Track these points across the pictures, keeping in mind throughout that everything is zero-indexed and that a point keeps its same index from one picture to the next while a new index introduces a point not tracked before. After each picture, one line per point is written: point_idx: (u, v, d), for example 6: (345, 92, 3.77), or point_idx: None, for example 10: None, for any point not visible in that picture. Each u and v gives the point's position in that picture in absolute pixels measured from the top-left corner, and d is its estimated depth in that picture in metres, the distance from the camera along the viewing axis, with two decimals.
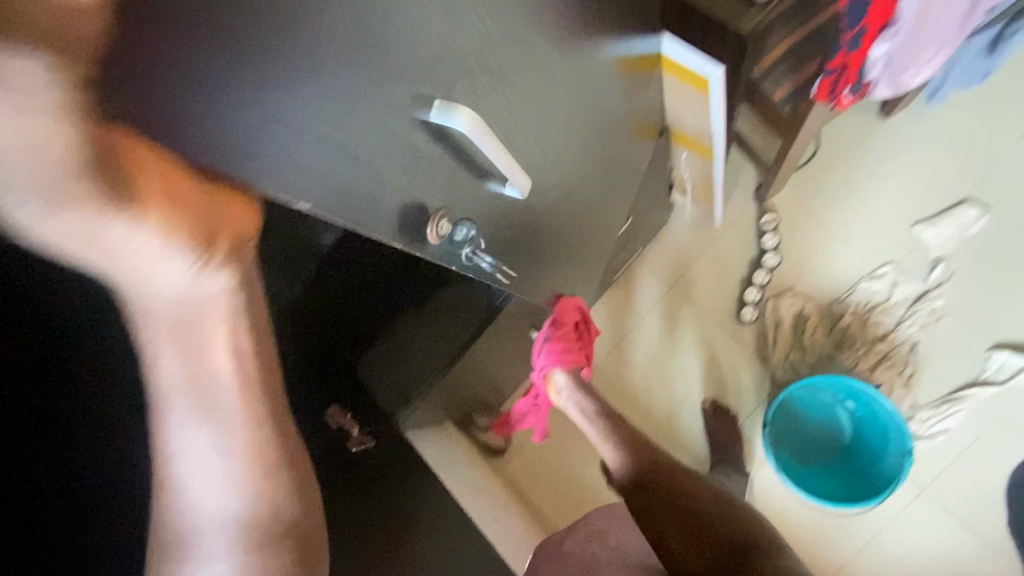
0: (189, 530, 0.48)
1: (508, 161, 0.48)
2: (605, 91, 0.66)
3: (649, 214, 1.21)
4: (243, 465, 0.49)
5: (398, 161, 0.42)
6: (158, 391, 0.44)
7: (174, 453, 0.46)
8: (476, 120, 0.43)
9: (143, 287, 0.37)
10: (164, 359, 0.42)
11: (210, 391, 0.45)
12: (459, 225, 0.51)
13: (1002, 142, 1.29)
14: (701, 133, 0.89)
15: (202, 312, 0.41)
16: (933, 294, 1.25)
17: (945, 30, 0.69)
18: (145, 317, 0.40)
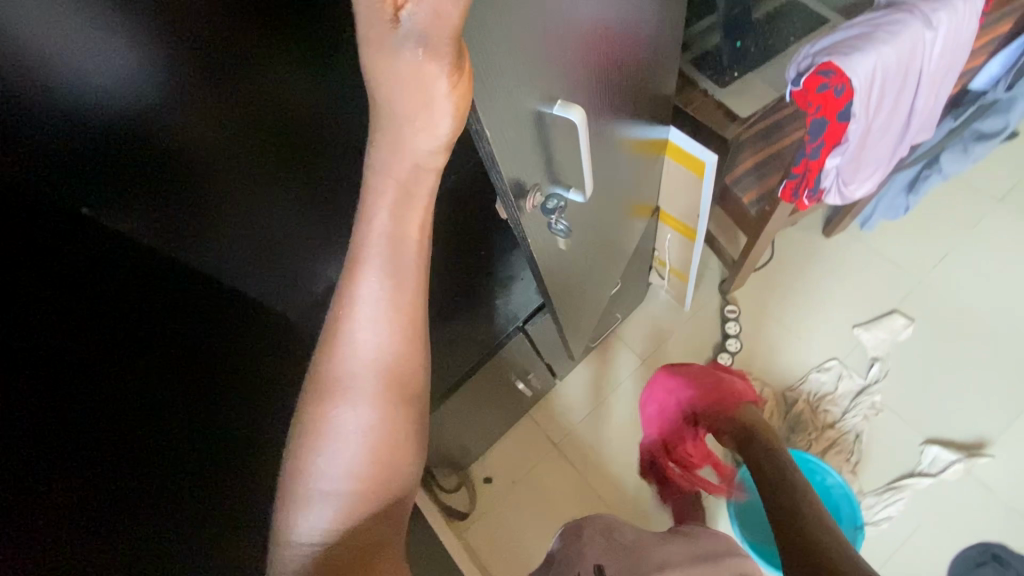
0: (342, 397, 0.43)
1: (590, 167, 0.57)
2: (622, 160, 0.80)
3: (632, 288, 1.33)
4: (408, 352, 0.44)
5: (519, 152, 0.52)
6: (370, 246, 0.41)
7: (355, 303, 0.42)
8: (582, 117, 0.54)
9: (399, 140, 0.37)
10: (380, 208, 0.40)
11: (410, 247, 0.41)
12: (550, 195, 0.59)
13: (922, 266, 1.53)
14: (688, 216, 1.04)
15: (427, 178, 0.39)
16: (872, 389, 1.40)
17: (878, 154, 0.88)
18: (379, 172, 0.39)
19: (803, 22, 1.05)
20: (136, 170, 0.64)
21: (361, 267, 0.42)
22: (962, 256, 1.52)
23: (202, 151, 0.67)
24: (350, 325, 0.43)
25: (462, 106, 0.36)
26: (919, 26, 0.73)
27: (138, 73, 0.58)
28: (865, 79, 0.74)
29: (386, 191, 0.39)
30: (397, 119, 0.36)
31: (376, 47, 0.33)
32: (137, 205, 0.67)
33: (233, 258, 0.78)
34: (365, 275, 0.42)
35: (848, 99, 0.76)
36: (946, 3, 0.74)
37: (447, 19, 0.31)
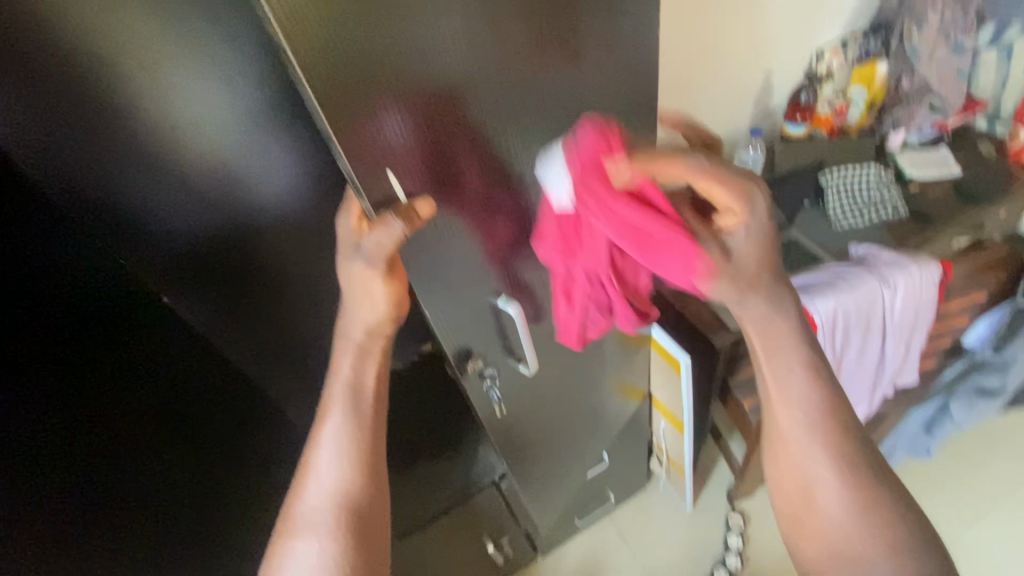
0: (302, 533, 0.50)
1: (531, 350, 0.70)
2: (603, 347, 0.91)
3: (624, 468, 1.33)
4: (363, 481, 0.53)
5: (470, 327, 0.67)
6: (336, 393, 0.54)
7: (319, 443, 0.53)
8: (518, 313, 0.67)
9: (356, 315, 0.55)
10: (344, 364, 0.55)
11: (365, 393, 0.55)
12: (487, 364, 0.73)
13: (952, 521, 1.40)
14: (675, 407, 1.10)
15: (374, 338, 0.56)
16: None
17: (859, 387, 0.93)
18: (345, 337, 0.56)
19: (800, 257, 1.19)
20: (219, 269, 0.71)
21: (328, 414, 0.54)
22: (1004, 522, 1.38)
23: (286, 263, 0.75)
24: (316, 461, 0.53)
25: (398, 296, 0.54)
26: (876, 284, 0.84)
27: (279, 192, 0.68)
28: (827, 318, 0.83)
29: (348, 349, 0.56)
30: (356, 303, 0.54)
31: (343, 259, 0.54)
32: (206, 298, 0.74)
33: (256, 346, 0.82)
34: (329, 418, 0.54)
35: (813, 333, 0.84)
36: (903, 269, 0.85)
37: (387, 245, 0.50)
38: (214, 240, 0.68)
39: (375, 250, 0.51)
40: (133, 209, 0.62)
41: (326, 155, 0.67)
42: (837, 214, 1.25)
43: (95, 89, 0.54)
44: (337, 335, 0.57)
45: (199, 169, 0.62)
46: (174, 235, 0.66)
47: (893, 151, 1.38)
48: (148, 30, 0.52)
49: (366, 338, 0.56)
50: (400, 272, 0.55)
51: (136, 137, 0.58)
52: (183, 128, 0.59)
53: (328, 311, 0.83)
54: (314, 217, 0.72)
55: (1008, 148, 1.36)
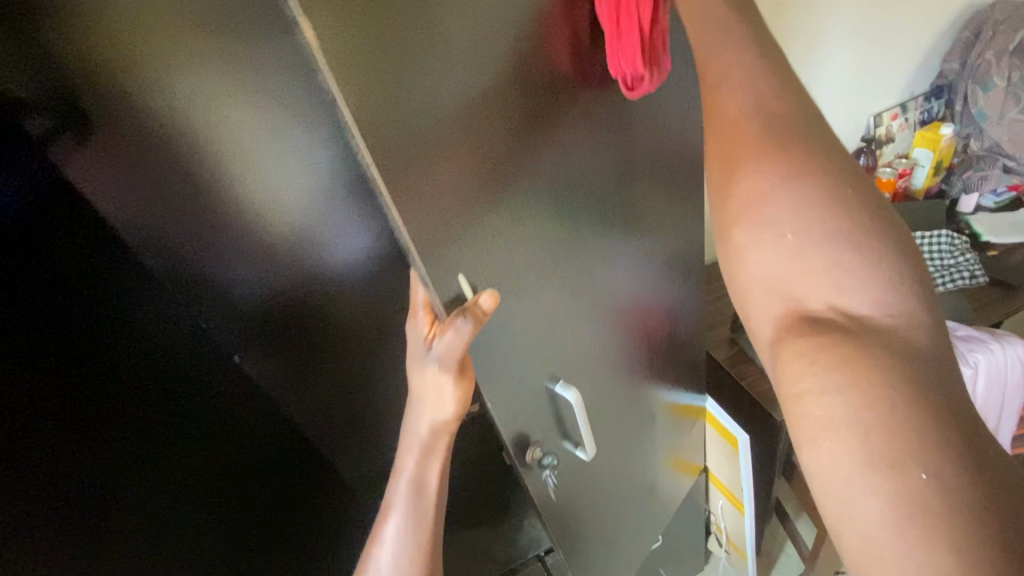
0: None
1: (590, 433, 0.67)
2: (655, 418, 0.89)
3: (680, 547, 1.25)
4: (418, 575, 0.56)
5: (524, 409, 0.67)
6: (396, 489, 0.57)
7: (380, 540, 0.57)
8: (578, 399, 0.65)
9: (422, 413, 0.54)
10: (407, 461, 0.56)
11: (426, 492, 0.56)
12: (546, 452, 0.70)
13: None
14: (735, 486, 1.03)
15: (436, 436, 0.55)
16: None
17: None
18: (410, 434, 0.56)
19: None
20: (282, 336, 0.76)
21: (389, 511, 0.57)
22: None
23: (340, 331, 0.78)
24: (374, 555, 0.56)
25: (466, 396, 0.53)
26: (956, 362, 0.78)
27: (346, 259, 0.70)
28: None
29: (410, 447, 0.56)
30: (420, 402, 0.54)
31: (413, 356, 0.54)
32: (265, 360, 0.78)
33: (315, 404, 0.85)
34: (390, 516, 0.56)
35: None
36: (984, 346, 0.80)
37: (456, 347, 0.49)
38: (277, 308, 0.73)
39: (450, 355, 0.50)
40: (208, 281, 0.67)
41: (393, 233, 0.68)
42: None
43: (190, 168, 0.59)
44: (400, 430, 0.57)
45: (274, 238, 0.66)
46: (240, 303, 0.71)
47: (965, 215, 1.32)
48: (241, 109, 0.56)
49: (430, 436, 0.55)
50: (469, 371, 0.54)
51: (218, 216, 0.63)
52: (263, 200, 0.63)
53: (386, 376, 0.84)
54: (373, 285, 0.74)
55: None
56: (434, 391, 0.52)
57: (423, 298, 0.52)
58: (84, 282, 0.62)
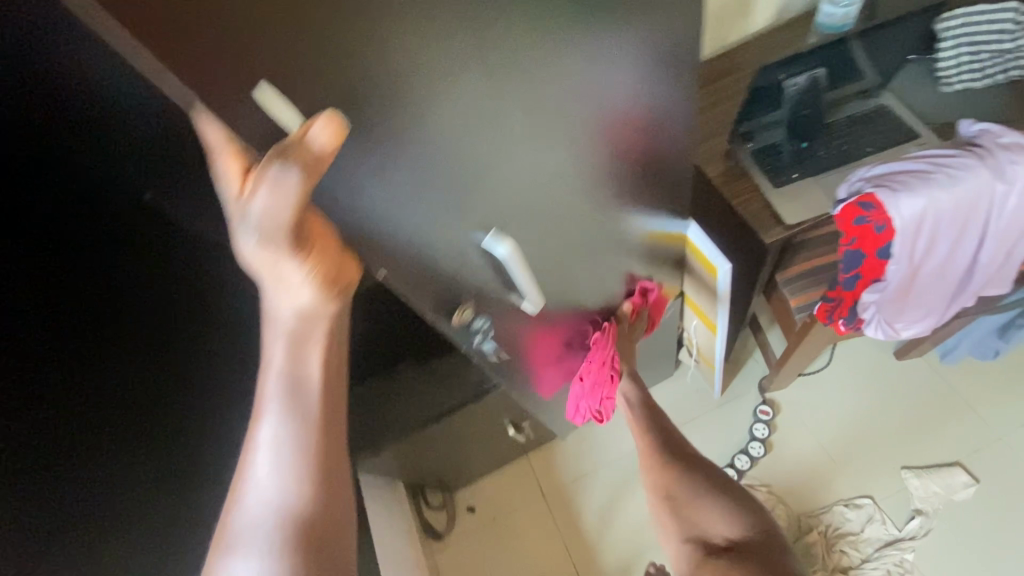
0: (226, 556, 0.39)
1: (532, 287, 0.59)
2: (626, 247, 0.79)
3: (651, 361, 1.28)
4: (311, 479, 0.41)
5: (458, 265, 0.55)
6: (272, 381, 0.41)
7: (257, 448, 0.41)
8: (514, 251, 0.55)
9: (273, 297, 0.38)
10: (274, 352, 0.40)
11: (312, 388, 0.41)
12: (479, 316, 0.63)
13: (1000, 424, 1.29)
14: (709, 309, 1.00)
15: (305, 322, 0.40)
16: (905, 546, 1.23)
17: (932, 299, 0.79)
18: (271, 320, 0.40)
19: (888, 131, 0.96)
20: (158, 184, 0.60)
21: (263, 412, 0.41)
22: None
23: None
24: (249, 461, 0.41)
25: (329, 275, 0.38)
26: (989, 176, 0.66)
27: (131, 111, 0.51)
28: (910, 221, 0.67)
29: (276, 332, 0.40)
30: (266, 282, 0.37)
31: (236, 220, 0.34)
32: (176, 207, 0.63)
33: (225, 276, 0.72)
34: (263, 419, 0.41)
35: (888, 238, 0.69)
36: None
37: (282, 213, 0.33)
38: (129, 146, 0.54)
39: (284, 224, 0.34)
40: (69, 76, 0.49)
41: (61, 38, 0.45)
42: (949, 71, 0.99)
43: None
44: (261, 315, 0.40)
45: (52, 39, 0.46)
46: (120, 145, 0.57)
47: None
48: None
49: (300, 320, 0.40)
50: (321, 237, 0.38)
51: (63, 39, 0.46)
52: None
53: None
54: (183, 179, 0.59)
55: None
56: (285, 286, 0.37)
57: (221, 137, 0.32)
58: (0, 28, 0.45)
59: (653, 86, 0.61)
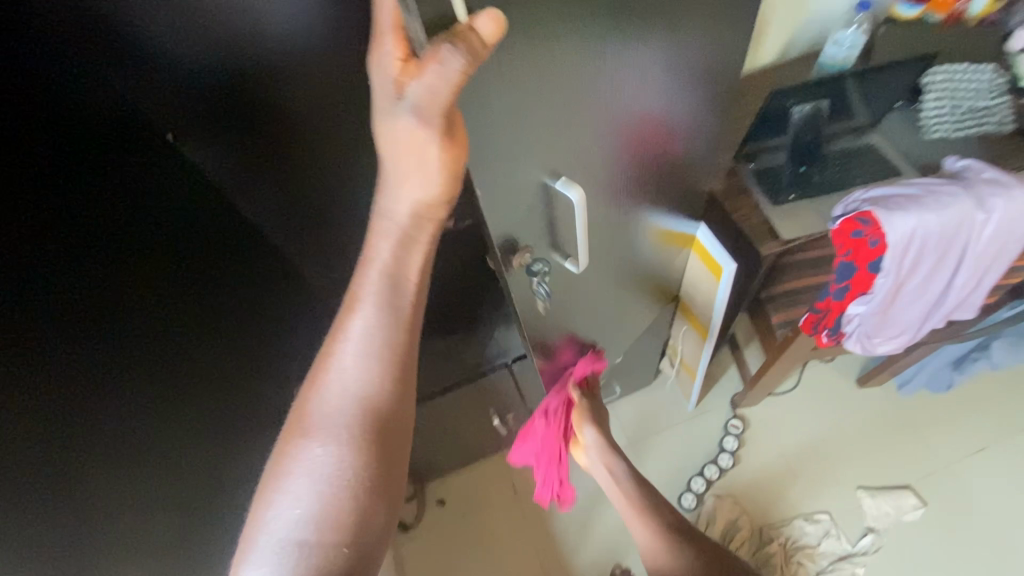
0: (311, 431, 0.46)
1: (588, 247, 0.63)
2: (639, 240, 0.84)
3: (635, 365, 1.33)
4: (390, 371, 0.47)
5: (506, 218, 0.58)
6: (371, 276, 0.47)
7: (344, 339, 0.48)
8: (581, 202, 0.57)
9: (399, 189, 0.45)
10: (381, 248, 0.47)
11: (407, 290, 0.48)
12: (538, 261, 0.66)
13: (949, 453, 1.39)
14: (703, 313, 1.06)
15: (414, 224, 0.46)
16: (856, 559, 1.30)
17: (908, 317, 0.87)
18: (385, 217, 0.46)
19: (875, 167, 1.05)
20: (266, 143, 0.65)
21: (359, 304, 0.47)
22: (998, 457, 1.38)
23: (312, 122, 0.64)
24: (341, 349, 0.47)
25: (453, 170, 0.44)
26: (971, 205, 0.74)
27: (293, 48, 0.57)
28: (901, 239, 0.74)
29: (386, 232, 0.46)
30: (398, 176, 0.44)
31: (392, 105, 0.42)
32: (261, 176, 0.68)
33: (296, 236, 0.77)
34: (358, 311, 0.47)
35: (880, 253, 0.75)
36: (1005, 190, 0.74)
37: (439, 90, 0.39)
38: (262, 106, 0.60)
39: (425, 102, 0.39)
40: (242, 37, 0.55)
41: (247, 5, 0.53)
42: (930, 120, 1.09)
43: None
44: (375, 215, 0.47)
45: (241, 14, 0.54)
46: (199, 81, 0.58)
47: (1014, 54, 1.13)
48: None
49: (410, 222, 0.47)
50: (459, 135, 0.43)
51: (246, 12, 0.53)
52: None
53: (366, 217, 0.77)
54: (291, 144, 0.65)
55: None
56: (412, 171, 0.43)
57: (391, 20, 0.40)
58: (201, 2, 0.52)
59: (689, 86, 0.66)
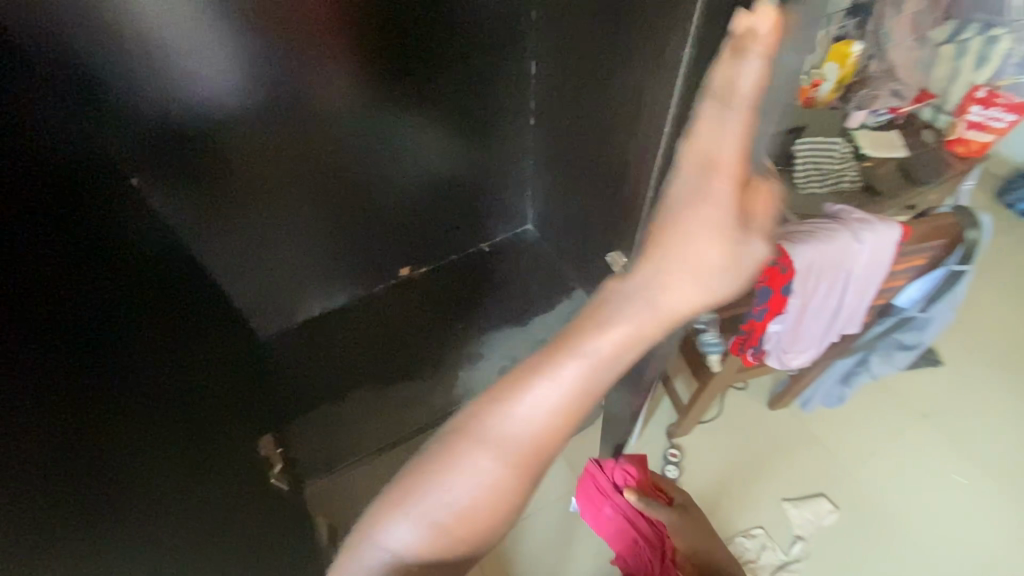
0: (480, 443, 0.45)
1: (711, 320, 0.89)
2: None
3: None
4: (567, 423, 0.45)
5: None
6: (620, 326, 0.44)
7: (553, 379, 0.44)
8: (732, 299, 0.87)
9: (697, 247, 0.42)
10: (644, 303, 0.44)
11: (635, 351, 0.45)
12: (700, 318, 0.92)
13: (851, 460, 1.58)
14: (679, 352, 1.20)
15: (686, 288, 0.43)
16: (791, 567, 1.43)
17: (813, 332, 1.04)
18: (665, 266, 0.43)
19: None
20: (202, 168, 0.92)
21: (588, 350, 0.44)
22: (890, 457, 1.58)
23: (233, 153, 0.94)
24: (545, 378, 0.44)
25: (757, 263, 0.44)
26: (848, 237, 0.93)
27: (218, 100, 0.87)
28: (804, 265, 0.91)
29: (657, 276, 0.44)
30: (702, 237, 0.42)
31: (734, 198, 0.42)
32: (186, 194, 0.93)
33: (236, 250, 1.05)
34: (583, 357, 0.44)
35: (790, 278, 0.92)
36: (872, 224, 0.94)
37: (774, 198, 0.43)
38: (191, 143, 0.89)
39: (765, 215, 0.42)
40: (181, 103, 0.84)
41: (190, 84, 0.83)
42: (803, 178, 1.35)
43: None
44: (656, 253, 0.44)
45: (182, 89, 0.83)
46: (149, 132, 0.84)
47: (852, 129, 1.45)
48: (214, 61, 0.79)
49: (689, 290, 0.43)
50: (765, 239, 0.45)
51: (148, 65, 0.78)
52: (158, 32, 0.76)
53: (273, 227, 1.07)
54: (222, 167, 0.94)
55: (947, 136, 1.47)
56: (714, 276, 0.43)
57: (742, 150, 0.40)
58: (155, 73, 0.79)
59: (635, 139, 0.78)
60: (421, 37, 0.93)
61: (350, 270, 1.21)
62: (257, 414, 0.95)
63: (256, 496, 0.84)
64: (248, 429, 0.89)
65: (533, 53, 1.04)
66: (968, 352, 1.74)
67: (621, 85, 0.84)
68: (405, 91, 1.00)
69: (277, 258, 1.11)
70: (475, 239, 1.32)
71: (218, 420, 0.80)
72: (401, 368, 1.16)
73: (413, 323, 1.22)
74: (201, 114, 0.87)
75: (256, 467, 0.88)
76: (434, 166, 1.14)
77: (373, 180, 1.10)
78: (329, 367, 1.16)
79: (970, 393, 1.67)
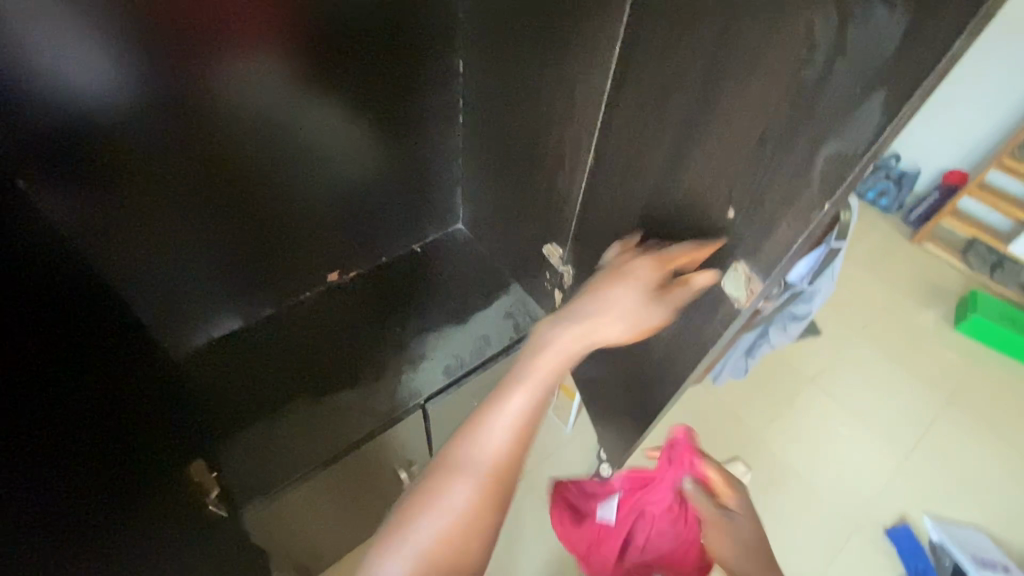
0: (460, 465, 0.66)
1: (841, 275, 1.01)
2: None
3: None
4: (519, 431, 0.68)
5: None
6: (544, 361, 0.71)
7: (504, 405, 0.69)
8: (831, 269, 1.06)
9: (607, 303, 0.72)
10: (557, 347, 0.72)
11: (550, 378, 0.71)
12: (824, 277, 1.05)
13: (759, 425, 1.76)
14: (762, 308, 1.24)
15: (579, 342, 0.73)
16: None
17: None
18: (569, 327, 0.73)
19: None
20: (101, 174, 0.82)
21: (517, 385, 0.70)
22: (788, 418, 1.79)
23: (136, 157, 0.84)
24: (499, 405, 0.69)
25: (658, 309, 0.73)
26: None
27: (118, 99, 0.77)
28: None
29: (565, 337, 0.72)
30: (608, 302, 0.73)
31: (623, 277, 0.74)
32: (81, 201, 0.82)
33: (138, 259, 0.94)
34: (517, 389, 0.70)
35: None
36: None
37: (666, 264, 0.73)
38: (86, 148, 0.78)
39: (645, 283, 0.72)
40: (71, 105, 0.74)
41: (79, 85, 0.73)
42: None
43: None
44: (568, 321, 0.74)
45: (71, 90, 0.73)
46: (35, 135, 0.73)
47: None
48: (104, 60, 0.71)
49: (592, 337, 0.73)
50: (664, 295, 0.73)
51: (24, 63, 0.68)
52: (35, 25, 0.66)
53: (173, 234, 0.95)
54: (126, 172, 0.84)
55: None
56: (771, 254, 0.65)
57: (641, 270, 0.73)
58: (34, 71, 0.69)
59: None
60: (351, 36, 0.92)
61: (273, 276, 1.14)
62: (177, 436, 0.87)
63: (186, 524, 0.78)
64: (169, 455, 0.81)
65: (460, 50, 1.06)
66: (842, 322, 2.02)
67: (556, 81, 0.89)
68: (331, 88, 0.96)
69: (189, 266, 1.01)
70: (409, 240, 1.31)
71: (134, 447, 0.72)
72: (339, 376, 1.11)
73: (347, 328, 1.18)
74: (97, 116, 0.77)
75: (186, 492, 0.81)
76: (360, 163, 1.11)
77: (297, 181, 1.04)
78: (256, 381, 1.08)
79: (846, 356, 1.94)
